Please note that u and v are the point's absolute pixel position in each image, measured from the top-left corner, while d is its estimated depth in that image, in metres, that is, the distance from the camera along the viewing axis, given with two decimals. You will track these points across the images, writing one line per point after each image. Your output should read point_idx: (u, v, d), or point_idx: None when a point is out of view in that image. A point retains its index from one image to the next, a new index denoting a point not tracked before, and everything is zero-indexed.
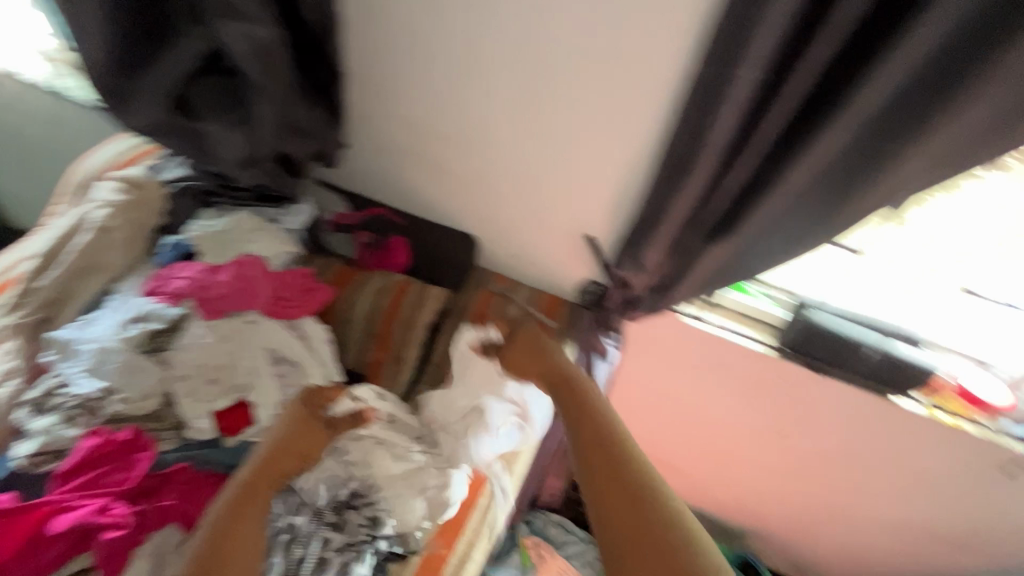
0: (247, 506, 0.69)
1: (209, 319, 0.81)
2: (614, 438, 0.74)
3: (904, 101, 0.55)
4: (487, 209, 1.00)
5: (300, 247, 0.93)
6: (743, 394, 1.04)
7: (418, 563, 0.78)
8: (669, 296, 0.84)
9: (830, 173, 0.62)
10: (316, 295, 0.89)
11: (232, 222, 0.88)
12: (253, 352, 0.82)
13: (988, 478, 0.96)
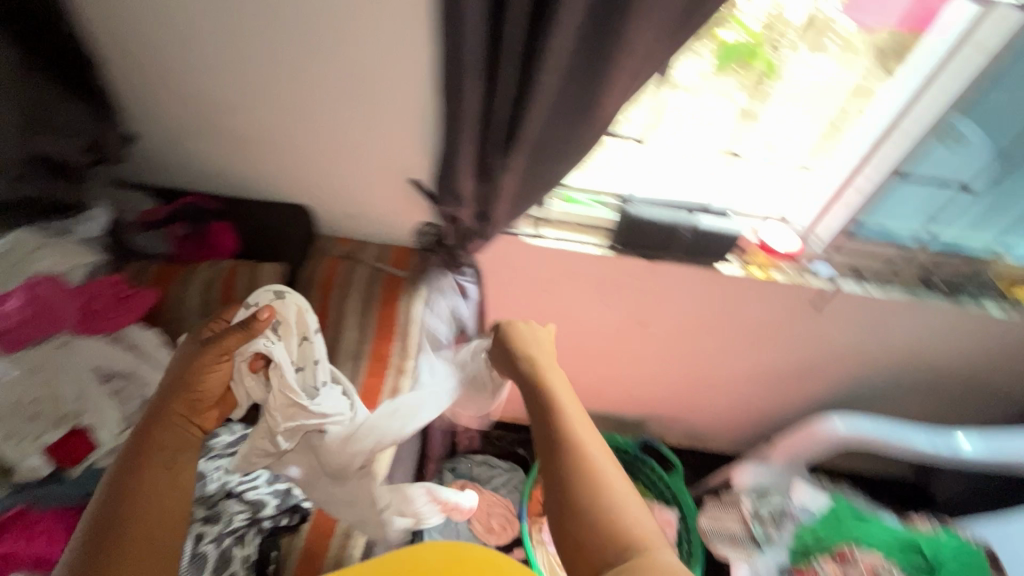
0: (150, 454, 0.60)
1: (11, 354, 0.74)
2: (563, 404, 0.63)
3: None
4: (306, 174, 0.97)
5: (103, 255, 0.86)
6: (598, 295, 1.13)
7: (308, 529, 0.80)
8: (493, 219, 0.87)
9: (580, 66, 0.67)
10: (135, 301, 0.84)
11: (9, 243, 0.78)
12: (73, 373, 0.76)
13: (804, 315, 1.12)
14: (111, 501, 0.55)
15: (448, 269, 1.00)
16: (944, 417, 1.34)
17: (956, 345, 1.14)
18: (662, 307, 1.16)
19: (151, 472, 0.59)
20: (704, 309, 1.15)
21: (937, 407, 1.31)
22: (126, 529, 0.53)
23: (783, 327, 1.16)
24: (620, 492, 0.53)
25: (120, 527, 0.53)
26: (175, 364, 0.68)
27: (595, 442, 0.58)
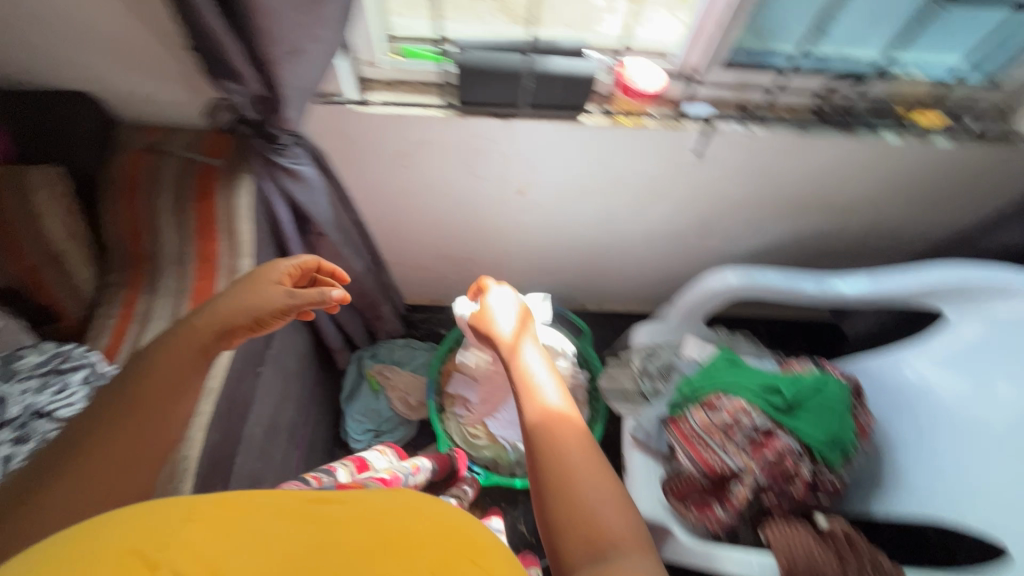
0: (182, 349, 0.62)
1: None
2: (554, 433, 0.63)
3: None
4: (62, 57, 0.81)
5: None
6: (460, 162, 1.01)
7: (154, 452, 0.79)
8: (279, 98, 0.74)
9: None
10: None
11: None
12: None
13: (684, 165, 1.03)
14: (136, 371, 0.59)
15: (267, 160, 0.88)
16: (849, 255, 1.31)
17: (849, 181, 1.07)
18: (537, 174, 1.06)
19: (168, 366, 0.60)
20: (583, 171, 1.04)
21: (838, 246, 1.28)
22: (130, 405, 0.57)
23: (666, 181, 1.08)
24: (594, 498, 0.56)
25: (126, 403, 0.57)
26: (252, 281, 0.70)
27: (576, 454, 0.60)
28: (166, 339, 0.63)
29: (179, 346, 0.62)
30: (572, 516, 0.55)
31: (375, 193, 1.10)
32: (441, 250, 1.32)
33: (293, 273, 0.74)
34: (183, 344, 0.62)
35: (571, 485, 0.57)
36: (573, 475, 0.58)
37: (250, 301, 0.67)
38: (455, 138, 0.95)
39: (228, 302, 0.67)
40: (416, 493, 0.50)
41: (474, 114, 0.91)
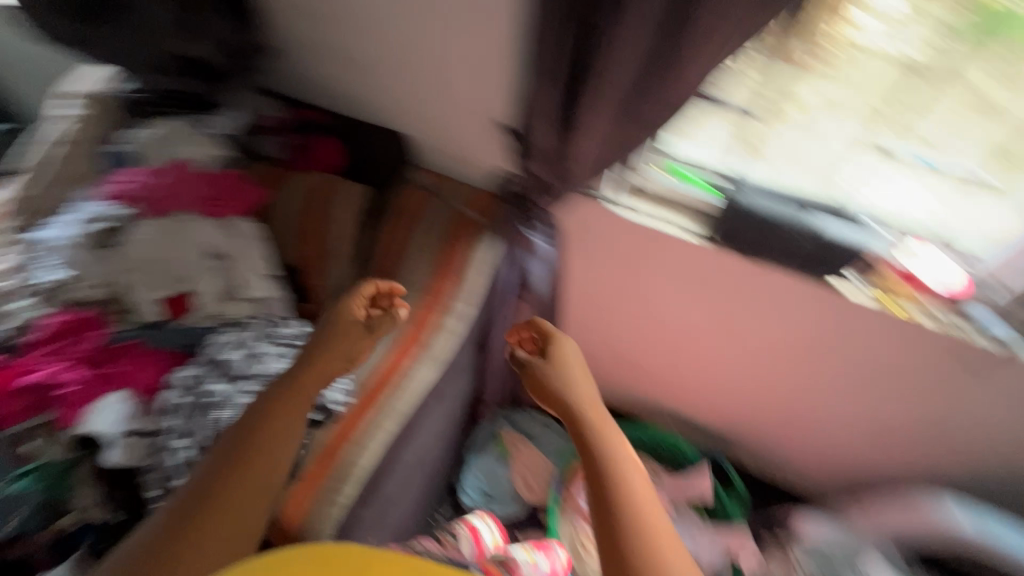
0: (302, 382, 0.64)
1: (156, 217, 0.92)
2: (630, 492, 0.55)
3: None
4: (400, 102, 0.97)
5: (229, 150, 1.02)
6: (687, 285, 0.99)
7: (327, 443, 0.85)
8: (567, 181, 0.79)
9: (668, 8, 0.54)
10: (247, 195, 0.97)
11: (166, 129, 0.99)
12: (188, 249, 0.92)
13: (945, 369, 0.89)
14: (266, 405, 0.62)
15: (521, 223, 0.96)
16: None
17: None
18: (761, 321, 0.99)
19: (292, 403, 0.62)
20: (818, 336, 0.95)
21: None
22: (256, 439, 0.58)
23: (912, 380, 0.93)
24: None
25: (252, 437, 0.58)
26: (343, 314, 0.71)
27: (666, 539, 0.53)
28: (249, 421, 0.59)
29: (310, 380, 0.65)
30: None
31: (585, 285, 1.12)
32: None
33: (368, 299, 0.75)
34: (310, 378, 0.65)
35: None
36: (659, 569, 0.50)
37: (344, 345, 0.69)
38: (700, 263, 0.95)
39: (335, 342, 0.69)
40: None
41: (728, 248, 0.88)
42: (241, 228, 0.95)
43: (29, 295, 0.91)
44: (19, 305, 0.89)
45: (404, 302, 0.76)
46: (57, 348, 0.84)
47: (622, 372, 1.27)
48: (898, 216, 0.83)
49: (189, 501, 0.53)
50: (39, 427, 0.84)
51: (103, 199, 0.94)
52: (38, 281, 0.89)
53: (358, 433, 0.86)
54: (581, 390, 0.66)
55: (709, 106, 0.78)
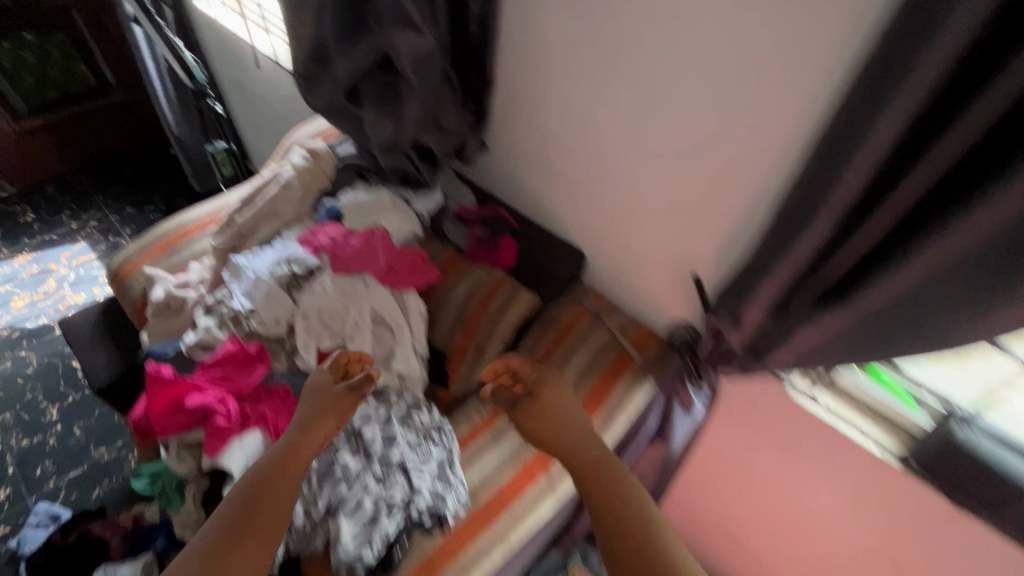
0: (315, 430, 0.80)
1: (337, 274, 0.96)
2: (626, 490, 0.77)
3: None
4: (596, 223, 0.99)
5: (421, 228, 1.03)
6: (857, 504, 0.90)
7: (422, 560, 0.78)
8: (765, 361, 0.74)
9: (959, 271, 0.50)
10: (423, 275, 0.98)
11: (373, 197, 1.01)
12: (361, 310, 0.94)
13: None
14: (295, 441, 0.78)
15: (688, 379, 0.91)
16: None
17: None
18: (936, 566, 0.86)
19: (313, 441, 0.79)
20: None
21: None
22: (287, 465, 0.76)
23: None
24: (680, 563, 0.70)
25: (286, 463, 0.76)
26: (352, 364, 0.86)
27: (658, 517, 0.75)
28: (250, 482, 0.73)
29: (324, 421, 0.81)
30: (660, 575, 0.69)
31: (726, 450, 1.06)
32: (733, 531, 1.18)
33: (339, 366, 0.86)
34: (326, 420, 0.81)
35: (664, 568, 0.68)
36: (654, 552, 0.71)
37: (323, 418, 0.80)
38: (879, 482, 0.85)
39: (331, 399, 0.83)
40: None
41: (924, 480, 0.78)
42: (412, 303, 0.97)
43: (206, 312, 0.96)
44: (201, 323, 0.93)
45: (370, 372, 0.86)
46: (224, 375, 0.87)
47: (735, 545, 1.19)
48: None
49: (242, 513, 0.69)
50: (175, 442, 0.86)
51: (303, 244, 1.00)
52: (227, 304, 0.95)
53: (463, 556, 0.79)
54: (579, 426, 0.84)
55: (985, 343, 0.71)
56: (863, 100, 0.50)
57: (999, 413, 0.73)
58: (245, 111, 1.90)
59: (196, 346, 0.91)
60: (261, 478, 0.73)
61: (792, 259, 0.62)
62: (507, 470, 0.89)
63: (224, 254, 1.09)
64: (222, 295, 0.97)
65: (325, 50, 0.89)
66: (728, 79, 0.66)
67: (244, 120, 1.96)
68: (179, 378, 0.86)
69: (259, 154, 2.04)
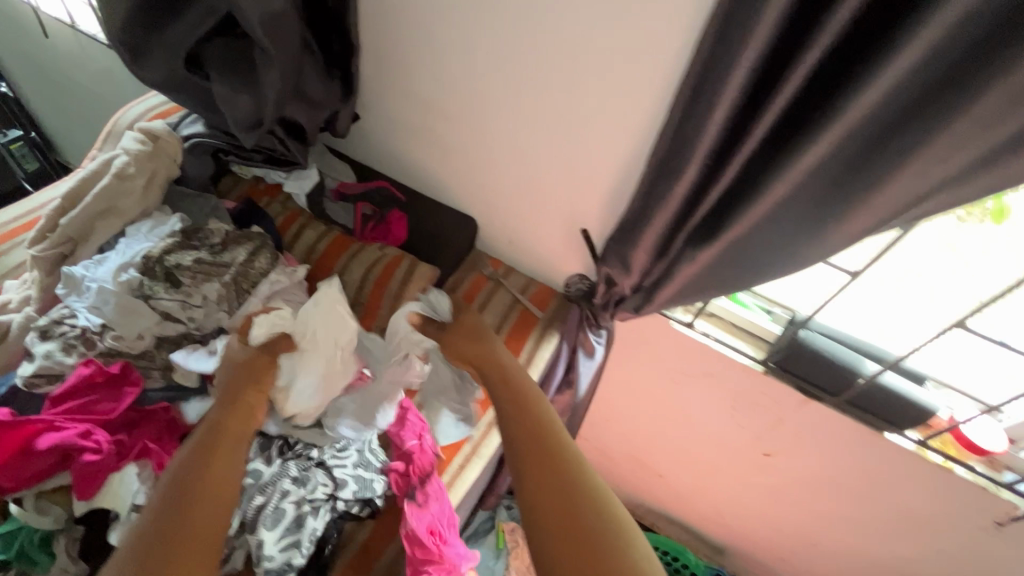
0: (221, 450, 0.71)
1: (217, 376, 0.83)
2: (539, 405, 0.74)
3: (852, 152, 0.54)
4: (483, 188, 0.99)
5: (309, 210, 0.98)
6: (730, 409, 1.04)
7: (357, 546, 0.79)
8: (655, 298, 0.82)
9: (803, 192, 0.59)
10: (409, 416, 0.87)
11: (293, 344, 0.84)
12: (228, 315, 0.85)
13: (971, 525, 0.93)
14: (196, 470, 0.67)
15: (587, 325, 0.97)
16: None
17: None
18: (797, 450, 1.03)
19: (221, 465, 0.69)
20: (844, 474, 1.00)
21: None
22: (201, 497, 0.64)
23: (937, 528, 0.97)
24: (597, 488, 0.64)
25: (198, 495, 0.64)
26: (252, 376, 0.80)
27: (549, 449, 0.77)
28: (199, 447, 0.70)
29: (229, 448, 0.72)
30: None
31: (625, 387, 1.16)
32: (638, 457, 1.31)
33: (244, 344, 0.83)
34: (235, 441, 0.73)
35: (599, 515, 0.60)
36: (626, 546, 0.58)
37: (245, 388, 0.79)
38: (747, 389, 0.98)
39: (225, 424, 0.74)
40: None
41: (780, 377, 0.92)
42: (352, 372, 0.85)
43: (41, 336, 0.80)
44: (38, 349, 0.78)
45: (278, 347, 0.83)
46: (84, 406, 0.75)
47: (640, 469, 1.33)
48: (966, 389, 0.82)
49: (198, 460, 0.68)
50: (30, 493, 0.72)
51: (153, 240, 0.88)
52: (72, 325, 0.80)
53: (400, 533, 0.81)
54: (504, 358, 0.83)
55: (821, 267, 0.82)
56: (721, 49, 0.55)
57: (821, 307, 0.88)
58: (38, 88, 1.55)
59: (37, 377, 0.76)
60: (155, 519, 0.61)
61: (669, 203, 0.68)
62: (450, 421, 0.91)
63: (53, 264, 0.91)
64: (64, 314, 0.82)
65: (149, 13, 0.73)
66: (595, 32, 0.69)
67: (39, 102, 1.60)
68: (22, 418, 0.71)
69: (68, 142, 1.69)
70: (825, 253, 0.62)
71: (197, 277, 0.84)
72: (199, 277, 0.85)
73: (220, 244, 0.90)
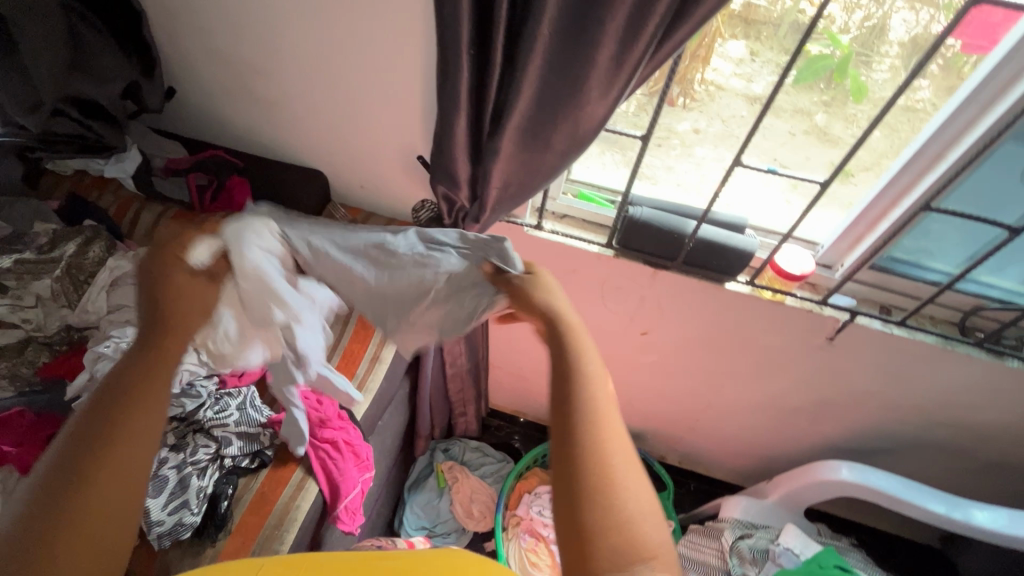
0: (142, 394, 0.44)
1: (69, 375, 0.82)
2: (584, 365, 0.49)
3: (577, 13, 0.61)
4: (314, 140, 0.99)
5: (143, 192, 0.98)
6: (601, 299, 1.12)
7: (250, 499, 0.81)
8: (488, 207, 0.85)
9: (556, 62, 0.65)
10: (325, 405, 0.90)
11: None
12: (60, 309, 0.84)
13: (815, 347, 1.05)
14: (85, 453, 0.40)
15: None
16: (957, 483, 1.22)
17: (973, 404, 1.04)
18: (666, 321, 1.12)
19: (130, 445, 0.42)
20: (709, 331, 1.10)
21: (984, 473, 1.17)
22: (89, 501, 0.39)
23: (791, 357, 1.09)
24: (634, 503, 0.42)
25: (80, 500, 0.39)
26: (174, 290, 0.53)
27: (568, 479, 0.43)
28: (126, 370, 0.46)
29: (144, 413, 0.44)
30: (602, 550, 0.39)
31: None
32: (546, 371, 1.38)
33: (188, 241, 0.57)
34: (157, 381, 0.46)
35: (601, 469, 0.42)
36: (631, 499, 0.42)
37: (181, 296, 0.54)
38: (607, 276, 1.06)
39: (139, 362, 0.47)
40: (470, 556, 0.45)
41: (628, 255, 1.00)
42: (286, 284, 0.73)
43: None
44: None
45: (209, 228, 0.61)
46: None
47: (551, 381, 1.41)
48: (769, 226, 1.00)
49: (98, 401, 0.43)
50: None
51: None
52: None
53: (295, 473, 0.84)
54: (546, 283, 0.60)
55: (632, 142, 0.96)
56: None
57: (650, 186, 1.02)
58: None
59: None
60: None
61: (460, 103, 0.73)
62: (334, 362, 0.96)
63: None
64: None
65: None
66: None
67: None
68: None
69: None
70: (596, 114, 0.69)
71: (24, 278, 0.84)
72: (26, 277, 0.84)
73: (48, 243, 0.88)
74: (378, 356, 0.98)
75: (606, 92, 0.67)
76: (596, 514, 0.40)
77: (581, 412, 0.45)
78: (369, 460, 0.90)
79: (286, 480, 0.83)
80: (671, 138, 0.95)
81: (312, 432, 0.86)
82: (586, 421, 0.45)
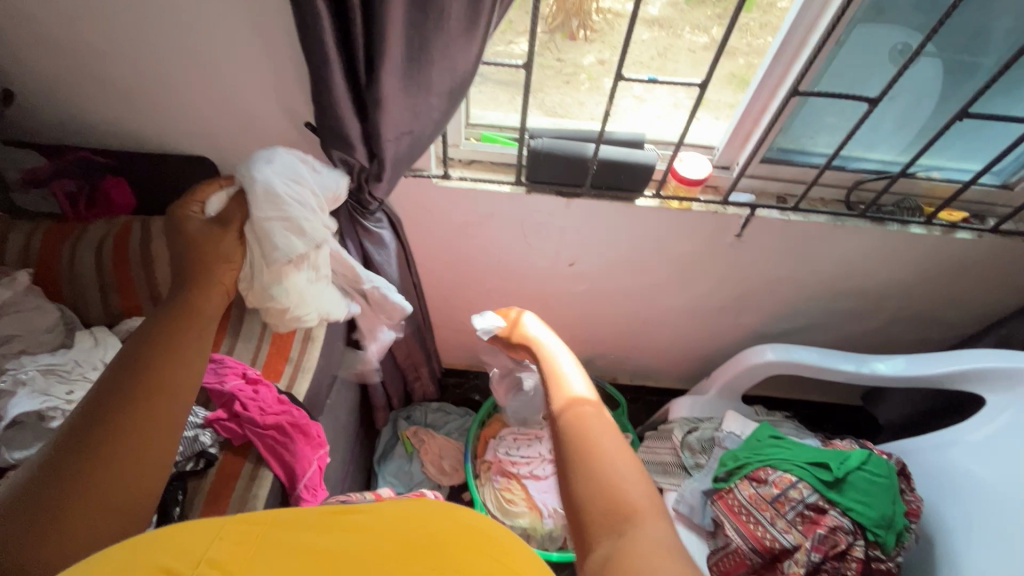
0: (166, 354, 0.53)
1: None
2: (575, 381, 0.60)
3: None
4: (189, 124, 0.92)
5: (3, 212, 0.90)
6: (524, 238, 1.14)
7: (203, 500, 0.80)
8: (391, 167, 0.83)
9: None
10: (264, 390, 0.87)
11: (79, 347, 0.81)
12: None
13: (726, 246, 1.12)
14: (122, 402, 0.48)
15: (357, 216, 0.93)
16: (868, 342, 1.36)
17: (868, 270, 1.15)
18: (589, 247, 1.15)
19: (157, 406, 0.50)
20: (631, 250, 1.15)
21: (886, 329, 1.31)
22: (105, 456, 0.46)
23: (708, 259, 1.16)
24: (618, 472, 0.48)
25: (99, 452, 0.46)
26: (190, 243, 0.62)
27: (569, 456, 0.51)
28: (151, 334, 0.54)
29: (172, 386, 0.52)
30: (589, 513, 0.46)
31: (439, 260, 1.21)
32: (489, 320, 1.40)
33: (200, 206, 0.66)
34: (180, 345, 0.55)
35: (588, 450, 0.49)
36: (615, 471, 0.48)
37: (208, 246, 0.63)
38: (524, 214, 1.07)
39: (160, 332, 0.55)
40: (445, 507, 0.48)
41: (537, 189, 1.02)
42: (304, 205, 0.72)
43: None
44: None
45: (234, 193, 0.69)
46: None
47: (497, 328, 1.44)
48: (663, 136, 1.04)
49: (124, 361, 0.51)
50: None
51: None
52: None
53: (245, 467, 0.83)
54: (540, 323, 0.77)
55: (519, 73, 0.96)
56: None
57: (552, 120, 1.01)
58: None
59: None
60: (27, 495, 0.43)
61: (329, 58, 0.69)
62: (265, 350, 0.94)
63: None
64: None
65: None
66: None
67: None
68: None
69: None
70: (467, 44, 0.69)
71: None
72: None
73: None
74: (309, 335, 0.96)
75: (473, 25, 0.67)
76: (585, 484, 0.47)
77: (573, 412, 0.54)
78: (320, 437, 0.90)
79: (236, 474, 0.82)
80: (579, 74, 0.97)
81: (255, 421, 0.83)
82: (577, 426, 0.52)
